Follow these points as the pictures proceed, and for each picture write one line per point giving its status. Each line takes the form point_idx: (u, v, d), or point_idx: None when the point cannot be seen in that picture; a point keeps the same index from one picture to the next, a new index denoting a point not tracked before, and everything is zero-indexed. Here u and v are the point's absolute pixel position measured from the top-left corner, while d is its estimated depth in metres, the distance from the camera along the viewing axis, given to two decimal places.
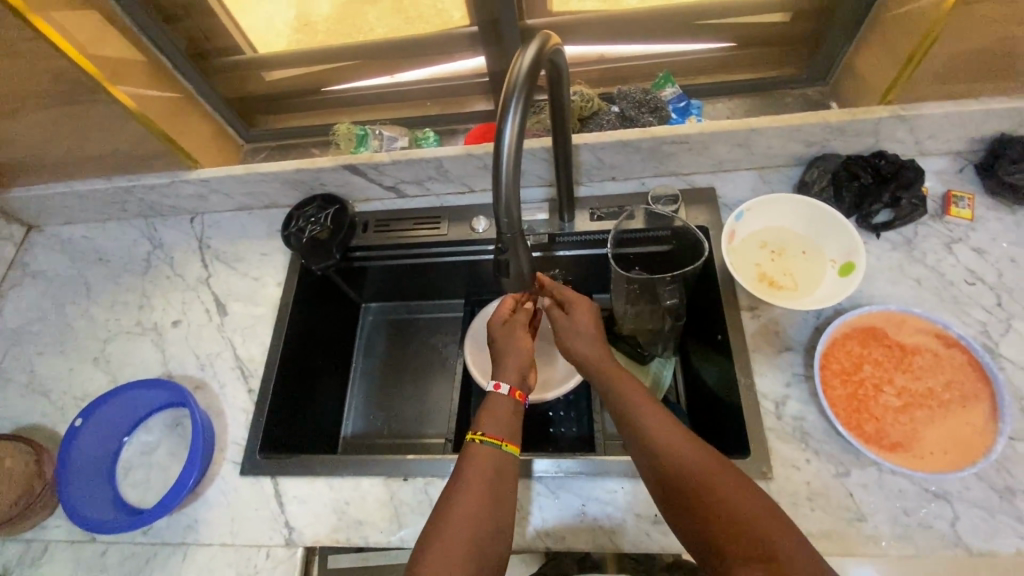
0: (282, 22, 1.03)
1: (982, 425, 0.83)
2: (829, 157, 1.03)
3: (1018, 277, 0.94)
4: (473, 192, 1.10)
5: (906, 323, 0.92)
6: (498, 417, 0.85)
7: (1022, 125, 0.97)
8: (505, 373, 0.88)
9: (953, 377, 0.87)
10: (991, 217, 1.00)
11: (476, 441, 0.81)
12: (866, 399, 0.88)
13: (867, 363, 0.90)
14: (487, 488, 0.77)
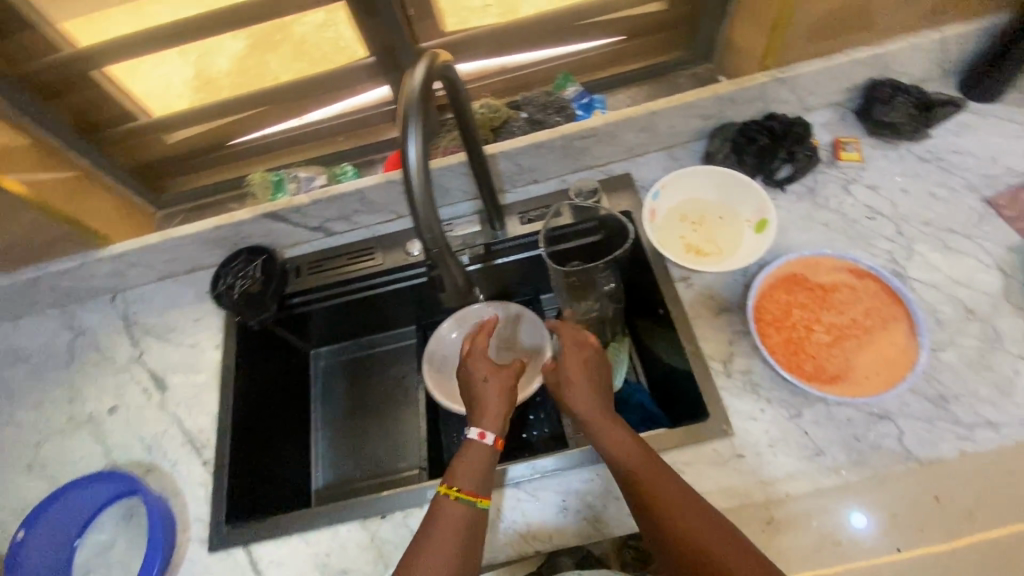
0: (180, 83, 0.89)
1: (912, 341, 0.72)
2: (819, 189, 0.86)
3: (918, 199, 0.83)
4: (402, 219, 0.96)
5: (820, 264, 0.79)
6: (474, 466, 0.69)
7: (887, 66, 0.88)
8: (489, 420, 0.74)
9: (886, 304, 0.75)
10: (877, 155, 0.87)
11: (450, 497, 0.66)
12: (801, 340, 0.75)
13: (795, 308, 0.77)
14: (461, 537, 0.63)
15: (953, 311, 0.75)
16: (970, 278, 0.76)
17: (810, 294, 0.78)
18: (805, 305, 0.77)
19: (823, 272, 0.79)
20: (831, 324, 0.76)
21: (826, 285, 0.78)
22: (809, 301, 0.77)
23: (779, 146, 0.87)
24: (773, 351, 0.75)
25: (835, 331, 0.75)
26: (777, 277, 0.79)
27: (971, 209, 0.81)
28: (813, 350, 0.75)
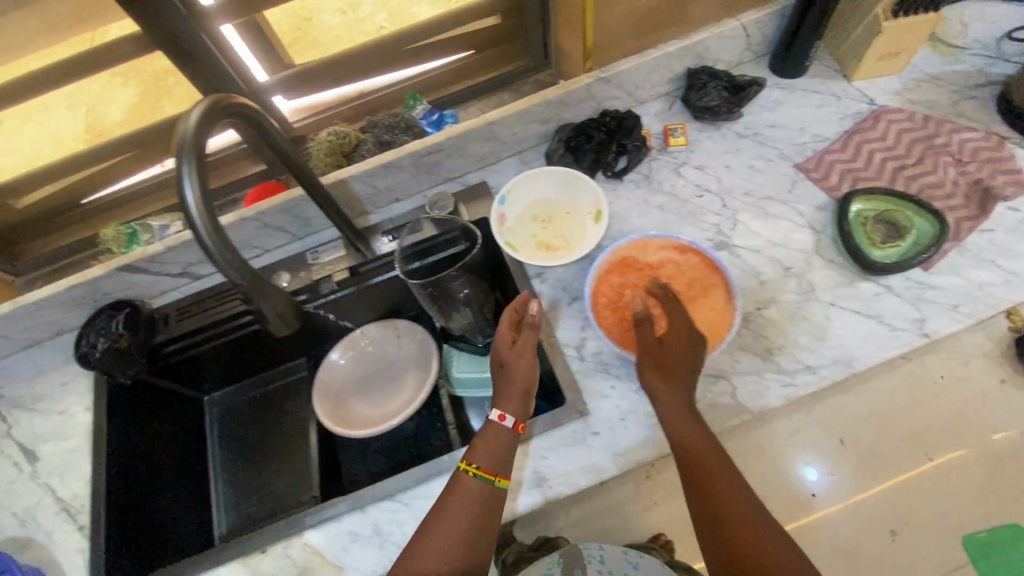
0: (72, 136, 0.91)
1: (729, 306, 0.78)
2: (654, 174, 0.93)
3: (740, 172, 0.91)
4: (270, 253, 0.97)
5: (648, 244, 0.84)
6: (493, 446, 0.71)
7: (700, 55, 0.95)
8: (509, 402, 0.73)
9: (706, 275, 0.81)
10: (703, 137, 0.95)
11: (469, 472, 0.69)
12: (634, 317, 0.80)
13: (627, 289, 0.82)
14: (475, 515, 0.66)
15: (774, 272, 0.82)
16: (786, 239, 0.84)
17: (640, 275, 0.82)
18: (636, 286, 0.81)
19: (650, 252, 0.83)
20: (659, 300, 0.80)
21: (653, 265, 0.82)
22: (639, 281, 0.82)
23: (613, 140, 0.93)
24: (609, 333, 0.79)
25: (662, 306, 0.80)
26: (612, 261, 0.83)
27: (783, 175, 0.89)
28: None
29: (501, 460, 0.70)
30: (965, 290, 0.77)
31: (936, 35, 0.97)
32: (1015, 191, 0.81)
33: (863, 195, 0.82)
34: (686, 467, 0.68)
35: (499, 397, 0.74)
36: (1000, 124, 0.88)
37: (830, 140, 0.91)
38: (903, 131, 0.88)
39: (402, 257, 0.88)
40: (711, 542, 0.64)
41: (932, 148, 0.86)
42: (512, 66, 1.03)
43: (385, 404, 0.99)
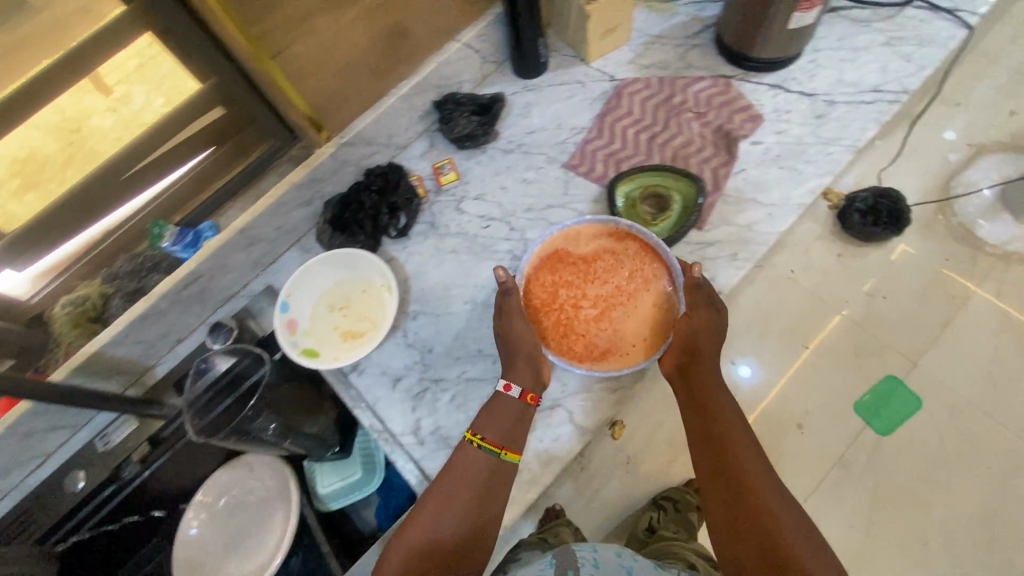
0: None
1: (672, 296, 0.79)
2: (438, 218, 0.90)
3: (517, 191, 0.90)
4: (51, 456, 0.80)
5: (582, 235, 0.82)
6: (499, 421, 0.71)
7: (439, 83, 0.92)
8: (517, 372, 0.73)
9: (644, 264, 0.80)
10: (472, 164, 0.93)
11: (474, 443, 0.69)
12: (571, 320, 0.80)
13: (561, 288, 0.81)
14: (477, 485, 0.66)
15: None
16: None
17: (575, 269, 0.81)
18: (571, 283, 0.81)
19: (582, 246, 0.82)
20: (597, 297, 0.80)
21: (587, 257, 0.81)
22: (574, 277, 0.81)
23: (385, 196, 0.87)
24: (546, 339, 0.79)
25: (602, 302, 0.80)
26: (541, 260, 0.82)
27: (556, 180, 0.90)
28: (585, 326, 0.80)
29: (509, 435, 0.70)
30: (739, 235, 0.81)
31: None
32: (751, 127, 0.87)
33: (623, 176, 0.84)
34: (704, 432, 0.69)
35: (507, 366, 0.75)
36: (722, 66, 0.94)
37: (587, 129, 0.92)
38: (644, 100, 0.91)
39: (192, 408, 0.76)
40: (726, 504, 0.63)
41: (673, 109, 0.90)
42: (255, 152, 0.89)
43: (254, 556, 0.88)
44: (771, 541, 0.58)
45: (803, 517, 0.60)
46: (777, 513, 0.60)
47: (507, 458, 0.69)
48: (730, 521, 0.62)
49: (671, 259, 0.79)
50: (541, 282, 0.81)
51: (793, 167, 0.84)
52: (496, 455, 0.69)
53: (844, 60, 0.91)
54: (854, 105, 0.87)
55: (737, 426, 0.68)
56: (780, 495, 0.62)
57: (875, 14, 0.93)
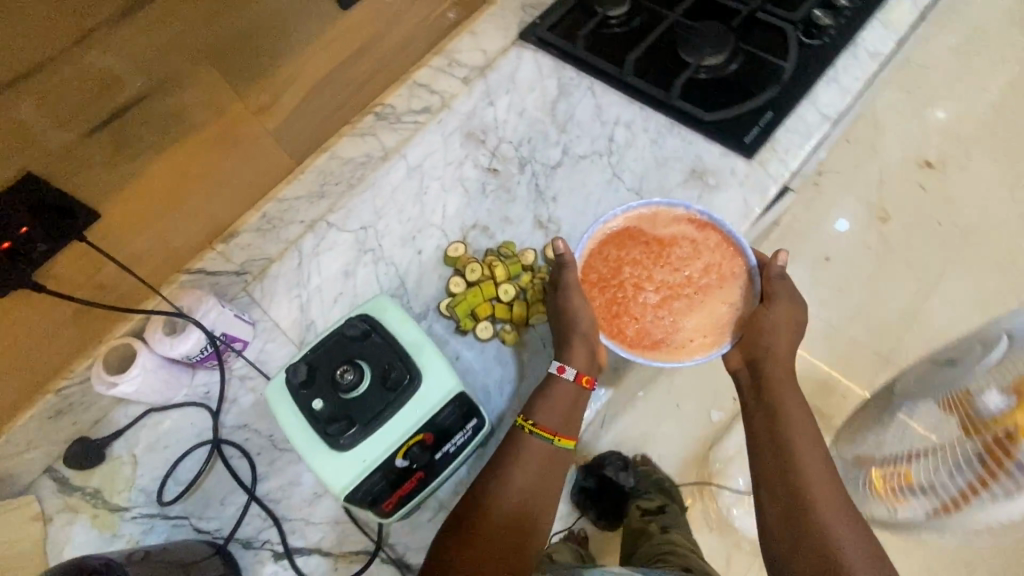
0: None
1: (747, 287, 0.81)
2: None
3: None
4: None
5: (658, 216, 0.83)
6: (564, 397, 0.77)
7: None
8: (575, 360, 0.78)
9: (725, 251, 0.82)
10: None
11: (526, 429, 0.74)
12: (625, 301, 0.80)
13: (625, 265, 0.82)
14: (541, 464, 0.73)
15: None
16: None
17: (645, 248, 0.82)
18: (637, 260, 0.82)
19: (660, 225, 0.83)
20: (662, 282, 0.81)
21: (662, 239, 0.82)
22: (644, 256, 0.82)
23: None
24: (598, 318, 0.80)
25: (664, 290, 0.80)
26: (611, 234, 0.83)
27: None
28: (638, 310, 0.80)
29: (561, 422, 0.75)
30: None
31: (102, 492, 0.81)
32: None
33: None
34: (768, 432, 0.74)
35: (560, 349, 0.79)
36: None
37: None
38: None
39: None
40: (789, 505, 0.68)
41: None
42: None
43: None
44: (810, 525, 0.65)
45: (844, 496, 0.67)
46: (820, 488, 0.68)
47: (558, 444, 0.74)
48: (778, 514, 0.68)
49: (747, 252, 0.81)
50: (604, 257, 0.82)
51: None
52: (547, 441, 0.74)
53: None
54: None
55: (796, 414, 0.74)
56: (825, 473, 0.69)
57: (336, 568, 0.74)
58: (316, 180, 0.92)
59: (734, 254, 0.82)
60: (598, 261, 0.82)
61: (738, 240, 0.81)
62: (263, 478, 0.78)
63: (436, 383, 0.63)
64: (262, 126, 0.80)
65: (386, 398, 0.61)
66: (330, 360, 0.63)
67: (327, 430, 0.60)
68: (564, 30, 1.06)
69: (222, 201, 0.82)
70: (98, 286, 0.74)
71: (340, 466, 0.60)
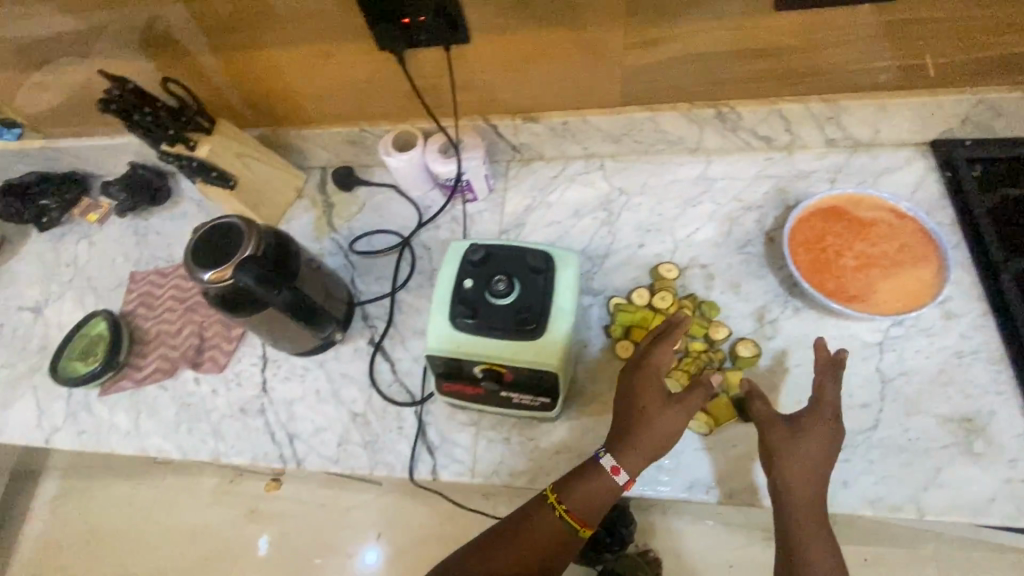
0: None
1: (939, 274, 0.77)
2: (82, 235, 1.15)
3: (100, 270, 1.10)
4: None
5: (862, 200, 0.82)
6: (655, 437, 0.68)
7: (143, 158, 1.15)
8: (627, 457, 0.68)
9: (920, 242, 0.79)
10: (115, 222, 1.15)
11: (555, 512, 0.69)
12: (826, 261, 0.79)
13: (829, 235, 0.81)
14: (562, 538, 0.69)
15: (32, 341, 1.04)
16: (66, 323, 1.05)
17: (847, 225, 0.81)
18: (841, 232, 0.80)
19: (864, 206, 0.82)
20: (863, 253, 0.79)
21: (864, 220, 0.81)
22: (846, 230, 0.81)
23: (46, 196, 1.16)
24: (802, 270, 0.78)
25: (865, 259, 0.78)
26: (819, 208, 0.83)
27: (117, 278, 1.08)
28: (838, 272, 0.79)
29: (596, 513, 0.69)
30: (98, 424, 0.93)
31: (330, 209, 1.07)
32: (207, 366, 0.94)
33: (109, 318, 0.98)
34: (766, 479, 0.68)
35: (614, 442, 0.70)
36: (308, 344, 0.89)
37: (174, 262, 1.07)
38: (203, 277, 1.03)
39: None
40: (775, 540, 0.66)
41: (197, 304, 0.99)
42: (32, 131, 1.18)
43: None
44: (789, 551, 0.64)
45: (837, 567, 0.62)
46: (801, 507, 0.65)
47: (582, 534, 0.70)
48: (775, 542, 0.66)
49: (942, 243, 0.77)
50: (810, 225, 0.82)
51: (180, 423, 0.90)
52: (573, 530, 0.69)
53: (317, 393, 0.88)
54: (255, 433, 0.87)
55: (798, 468, 0.65)
56: (811, 488, 0.65)
57: (391, 391, 0.87)
58: (621, 126, 0.94)
59: (933, 252, 0.78)
60: (800, 224, 0.82)
61: (937, 233, 0.78)
62: (406, 288, 0.96)
63: (548, 348, 0.67)
64: (621, 56, 0.84)
65: (507, 323, 0.68)
66: (503, 261, 0.71)
67: (455, 313, 0.69)
68: (977, 176, 0.86)
69: (548, 88, 0.91)
70: (433, 83, 0.91)
71: (441, 332, 0.69)
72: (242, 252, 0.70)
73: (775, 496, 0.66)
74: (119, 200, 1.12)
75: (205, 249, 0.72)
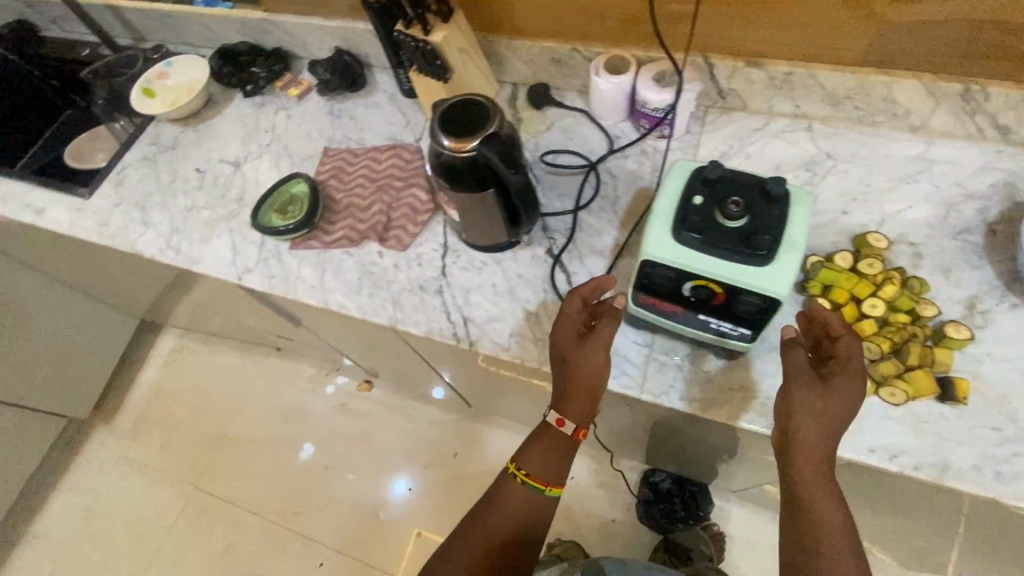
0: None
1: None
2: (281, 106, 1.23)
3: (296, 141, 1.18)
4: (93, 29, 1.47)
5: None
6: (586, 372, 0.76)
7: (348, 44, 1.21)
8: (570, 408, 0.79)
9: None
10: (312, 101, 1.22)
11: (518, 479, 0.83)
12: None
13: None
14: (524, 508, 0.83)
15: (229, 192, 1.13)
16: (261, 182, 1.14)
17: None
18: None
19: None
20: None
21: None
22: None
23: (256, 65, 1.25)
24: None
25: None
26: None
27: (311, 151, 1.16)
28: None
29: (554, 474, 0.83)
30: (287, 273, 1.01)
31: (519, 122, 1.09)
32: (392, 243, 1.00)
33: (309, 181, 1.06)
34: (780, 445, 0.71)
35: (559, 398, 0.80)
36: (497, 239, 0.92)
37: (366, 146, 1.13)
38: (393, 164, 1.09)
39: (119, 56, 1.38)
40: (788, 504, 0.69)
41: (388, 186, 1.06)
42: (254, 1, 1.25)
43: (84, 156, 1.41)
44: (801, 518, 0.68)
45: (846, 527, 0.66)
46: (813, 475, 0.67)
47: (549, 492, 0.83)
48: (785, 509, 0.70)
49: None
50: None
51: (364, 288, 0.97)
52: (540, 490, 0.83)
53: (493, 287, 0.93)
54: (433, 310, 0.93)
55: (818, 439, 0.67)
56: (824, 455, 0.68)
57: (566, 300, 0.89)
58: (848, 87, 0.91)
59: None
60: None
61: None
62: (588, 210, 0.96)
63: (774, 276, 0.66)
64: (886, 11, 0.81)
65: (735, 245, 0.67)
66: (734, 186, 0.71)
67: (678, 225, 0.70)
68: None
69: (787, 35, 0.89)
70: (670, 11, 0.91)
71: (662, 242, 0.70)
72: (488, 127, 0.74)
73: (787, 459, 0.69)
74: (322, 78, 1.19)
75: (450, 120, 0.76)
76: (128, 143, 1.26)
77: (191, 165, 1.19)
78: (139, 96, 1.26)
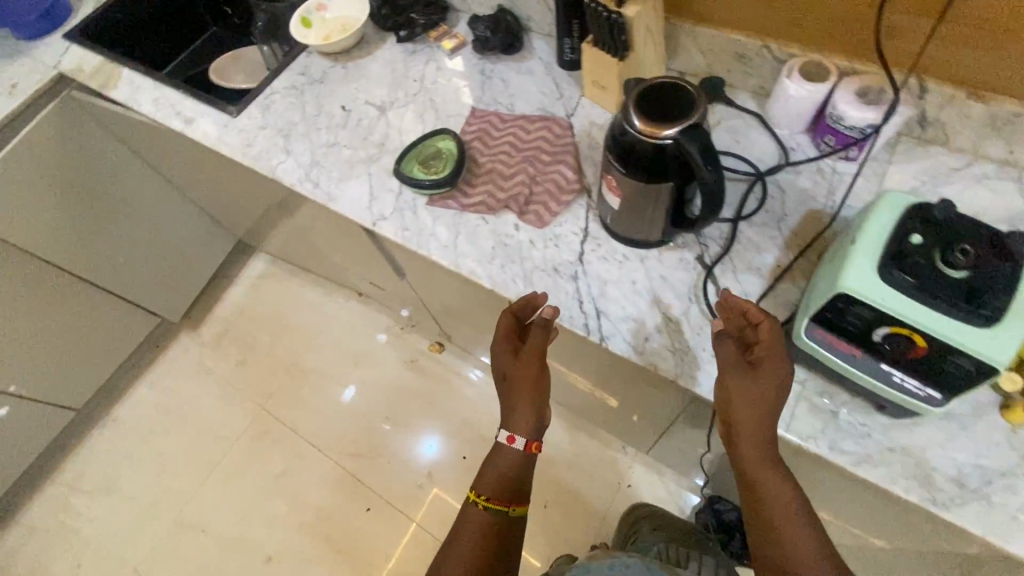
0: None
1: None
2: (433, 58, 1.21)
3: (444, 95, 1.15)
4: None
5: None
6: (529, 384, 0.83)
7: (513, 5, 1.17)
8: (516, 424, 0.82)
9: None
10: (466, 57, 1.19)
11: (479, 506, 0.80)
12: None
13: None
14: (487, 530, 0.79)
15: (372, 136, 1.12)
16: (403, 131, 1.12)
17: None
18: None
19: None
20: None
21: None
22: None
23: (415, 11, 1.23)
24: None
25: None
26: None
27: (458, 108, 1.13)
28: None
29: (514, 493, 0.82)
30: (421, 228, 0.99)
31: None
32: (532, 219, 0.97)
33: (456, 138, 1.03)
34: (727, 436, 0.73)
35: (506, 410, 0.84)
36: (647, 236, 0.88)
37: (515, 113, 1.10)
38: (542, 137, 1.05)
39: None
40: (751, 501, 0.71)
41: (534, 159, 1.02)
42: None
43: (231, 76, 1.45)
44: (764, 515, 0.69)
45: (800, 500, 0.69)
46: (761, 463, 0.70)
47: (512, 512, 0.81)
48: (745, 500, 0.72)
49: None
50: None
51: (497, 258, 0.95)
52: (502, 512, 0.80)
53: (633, 285, 0.88)
54: (566, 294, 0.90)
55: (758, 422, 0.70)
56: (764, 438, 0.70)
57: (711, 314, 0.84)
58: None
59: None
60: None
61: None
62: (750, 222, 0.89)
63: (998, 342, 0.58)
64: None
65: (955, 297, 0.60)
66: (961, 232, 0.63)
67: (888, 263, 0.63)
68: None
69: None
70: (896, 23, 0.81)
71: (868, 277, 0.62)
72: (694, 114, 0.69)
73: (738, 453, 0.72)
74: (482, 35, 1.16)
75: (649, 101, 0.72)
76: (278, 69, 1.26)
77: (337, 102, 1.19)
78: (299, 24, 1.27)
